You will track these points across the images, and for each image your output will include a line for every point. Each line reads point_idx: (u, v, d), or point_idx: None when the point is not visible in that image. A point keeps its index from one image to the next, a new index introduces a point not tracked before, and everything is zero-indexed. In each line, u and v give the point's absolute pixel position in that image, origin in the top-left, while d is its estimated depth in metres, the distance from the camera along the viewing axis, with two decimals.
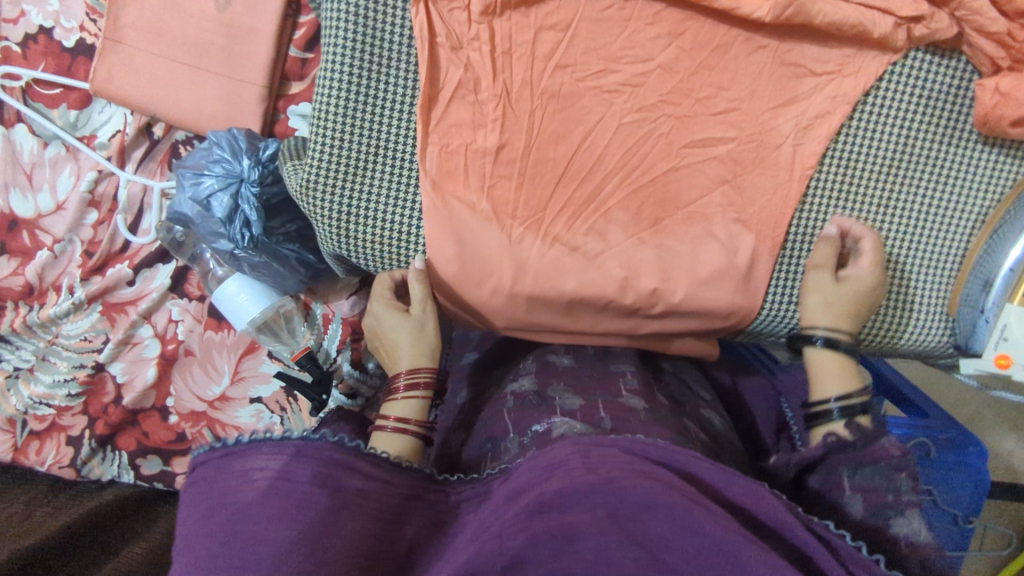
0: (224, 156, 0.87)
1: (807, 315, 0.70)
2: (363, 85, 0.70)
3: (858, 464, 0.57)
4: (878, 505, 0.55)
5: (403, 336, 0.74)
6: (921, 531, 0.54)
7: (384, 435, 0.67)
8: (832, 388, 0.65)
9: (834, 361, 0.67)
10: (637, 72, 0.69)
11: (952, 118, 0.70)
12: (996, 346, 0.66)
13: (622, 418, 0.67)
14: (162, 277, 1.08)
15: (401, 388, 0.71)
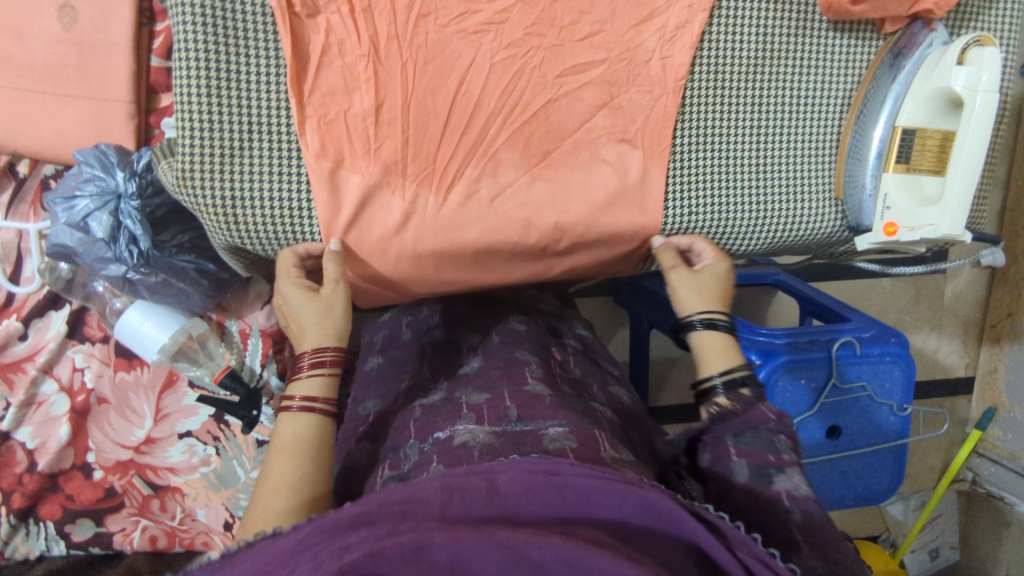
0: (95, 174, 0.81)
1: (682, 306, 0.74)
2: (224, 63, 0.66)
3: (740, 431, 0.64)
4: (759, 465, 0.61)
5: (311, 316, 0.70)
6: (800, 485, 0.60)
7: (290, 416, 0.66)
8: (715, 366, 0.69)
9: (717, 341, 0.71)
10: (498, 9, 0.69)
11: (801, 9, 0.74)
12: (883, 218, 0.73)
13: (527, 405, 0.71)
14: (57, 324, 1.01)
15: (307, 366, 0.69)
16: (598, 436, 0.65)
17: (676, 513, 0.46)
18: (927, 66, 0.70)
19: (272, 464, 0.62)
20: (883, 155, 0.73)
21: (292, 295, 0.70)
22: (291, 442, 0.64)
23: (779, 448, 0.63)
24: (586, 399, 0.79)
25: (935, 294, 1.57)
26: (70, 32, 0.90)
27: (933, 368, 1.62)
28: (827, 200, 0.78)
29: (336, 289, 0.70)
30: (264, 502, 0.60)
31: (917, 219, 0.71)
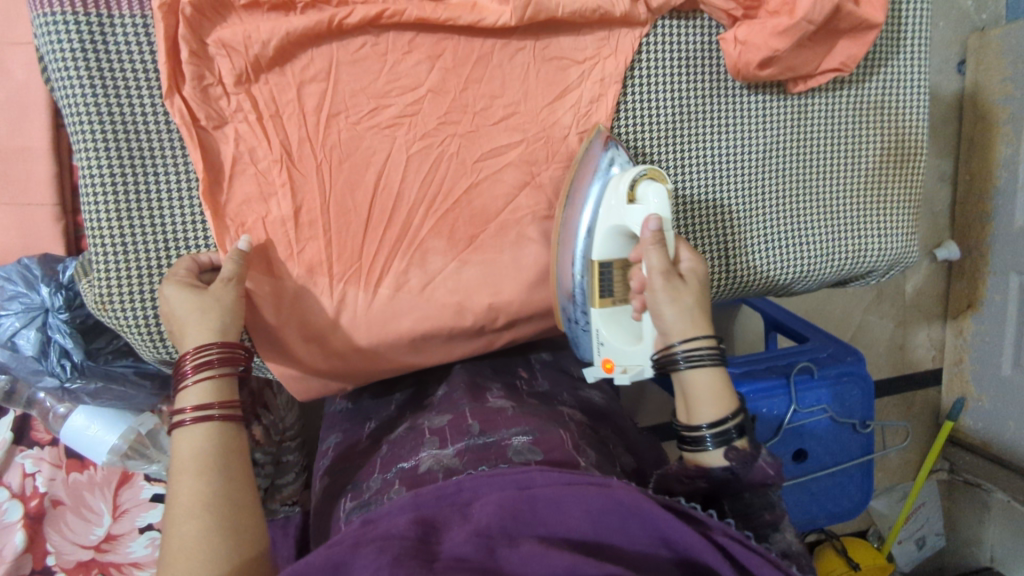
0: (19, 290, 0.79)
1: (661, 328, 0.63)
2: (134, 183, 0.65)
3: (739, 493, 0.58)
4: (757, 526, 0.57)
5: (187, 315, 0.62)
6: (793, 542, 0.57)
7: (186, 432, 0.59)
8: (706, 414, 0.59)
9: (709, 380, 0.60)
10: (410, 101, 0.69)
11: (712, 70, 0.75)
12: (601, 354, 0.71)
13: (489, 420, 0.73)
14: (3, 432, 0.99)
15: (190, 371, 0.61)
16: (564, 436, 0.68)
17: (645, 507, 0.47)
18: (612, 195, 0.68)
19: (179, 485, 0.56)
20: (588, 289, 0.71)
21: (174, 297, 0.63)
22: (193, 460, 0.58)
23: (776, 502, 0.58)
24: (552, 404, 0.80)
25: (896, 293, 1.57)
26: None
27: (901, 363, 1.62)
28: (756, 253, 0.80)
29: (225, 286, 0.64)
30: (178, 531, 0.54)
31: (629, 359, 0.68)
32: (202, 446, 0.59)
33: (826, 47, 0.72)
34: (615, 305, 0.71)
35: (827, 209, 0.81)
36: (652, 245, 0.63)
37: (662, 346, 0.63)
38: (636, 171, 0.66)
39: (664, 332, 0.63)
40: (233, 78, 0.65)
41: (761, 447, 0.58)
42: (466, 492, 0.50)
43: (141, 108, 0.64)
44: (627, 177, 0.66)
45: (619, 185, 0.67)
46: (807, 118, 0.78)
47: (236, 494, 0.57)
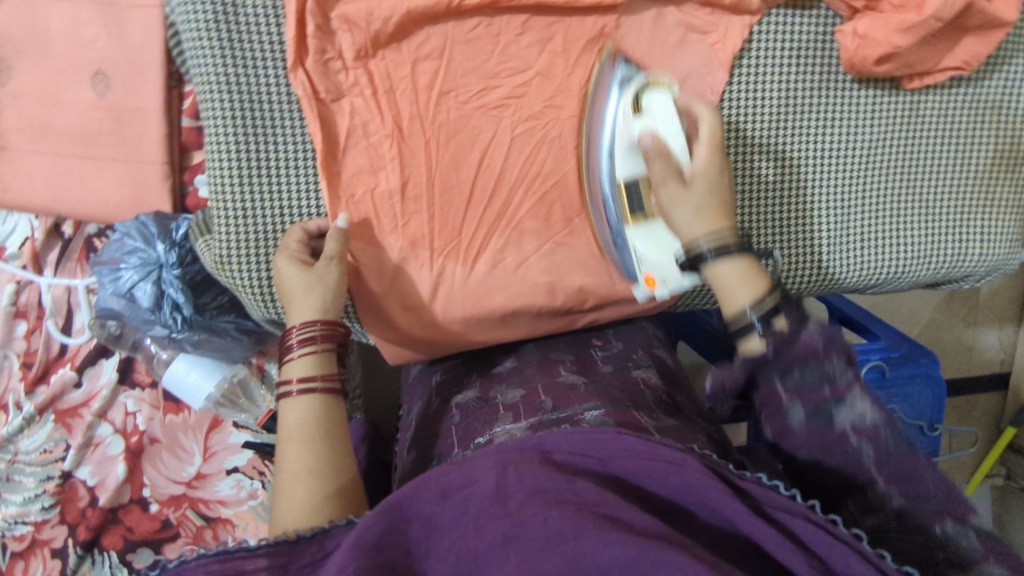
0: (138, 245, 0.85)
1: (683, 233, 0.61)
2: (256, 151, 0.69)
3: (788, 369, 0.53)
4: (816, 403, 0.52)
5: (295, 288, 0.66)
6: (867, 413, 0.50)
7: (293, 401, 0.64)
8: (742, 298, 0.56)
9: (737, 269, 0.58)
10: (517, 83, 0.71)
11: (824, 63, 0.74)
12: (641, 270, 0.70)
13: (562, 395, 0.73)
14: (109, 372, 1.07)
15: (296, 345, 0.66)
16: (638, 416, 0.68)
17: (714, 495, 0.44)
18: (620, 116, 0.66)
19: (287, 453, 0.61)
20: (619, 210, 0.68)
21: (285, 269, 0.67)
22: (297, 428, 0.63)
23: (839, 375, 0.51)
24: (626, 371, 0.81)
25: (970, 292, 1.52)
26: (104, 98, 0.92)
27: (965, 364, 1.57)
28: (853, 252, 0.79)
29: (330, 261, 0.67)
30: (285, 495, 0.59)
31: (669, 271, 0.68)
32: (311, 414, 0.63)
33: (948, 44, 0.70)
34: (648, 222, 0.66)
35: (929, 209, 0.80)
36: (653, 160, 0.61)
37: (687, 241, 0.60)
38: (639, 85, 0.65)
39: (686, 231, 0.61)
40: (353, 52, 0.68)
41: (799, 327, 0.53)
42: (546, 444, 0.50)
43: (264, 80, 0.67)
44: (628, 92, 0.65)
45: (624, 102, 0.65)
46: (919, 116, 0.77)
47: (338, 459, 0.61)
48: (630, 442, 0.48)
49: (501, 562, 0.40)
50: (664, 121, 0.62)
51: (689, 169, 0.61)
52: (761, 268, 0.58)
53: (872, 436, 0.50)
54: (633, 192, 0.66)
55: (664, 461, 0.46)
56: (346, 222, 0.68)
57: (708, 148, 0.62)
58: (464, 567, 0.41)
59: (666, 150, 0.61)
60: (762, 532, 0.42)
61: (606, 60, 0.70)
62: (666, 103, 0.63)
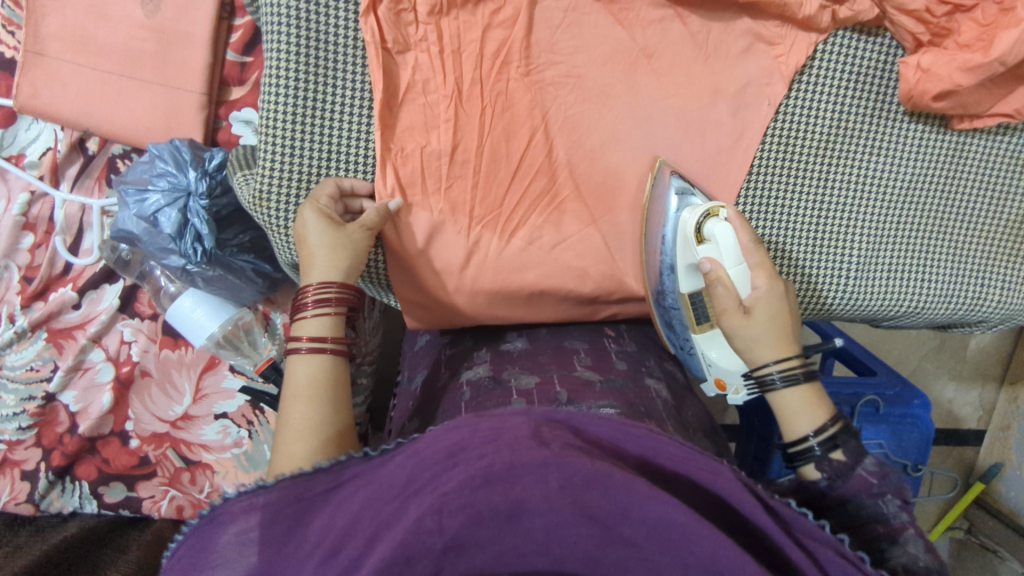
0: (168, 170, 0.84)
1: (746, 358, 0.63)
2: (313, 90, 0.68)
3: (843, 503, 0.55)
4: (869, 541, 0.53)
5: (321, 245, 0.66)
6: (921, 559, 0.51)
7: (301, 358, 0.64)
8: (804, 426, 0.59)
9: (799, 398, 0.60)
10: (578, 63, 0.72)
11: (880, 91, 0.75)
12: (712, 373, 0.73)
13: (577, 389, 0.71)
14: (111, 298, 1.04)
15: (311, 304, 0.65)
16: (654, 426, 0.67)
17: (747, 504, 0.44)
18: (682, 239, 0.72)
19: (290, 409, 0.61)
20: (685, 320, 0.74)
21: (313, 223, 0.66)
22: (306, 386, 0.62)
23: (892, 515, 0.53)
24: (641, 376, 0.78)
25: (958, 345, 1.55)
26: (152, 19, 0.91)
27: (943, 416, 1.59)
28: (879, 279, 0.80)
29: (362, 230, 0.67)
30: (286, 451, 0.59)
31: (738, 381, 0.70)
32: (319, 374, 0.63)
33: (1003, 91, 0.72)
34: (711, 329, 0.72)
35: (957, 251, 0.81)
36: (713, 286, 0.65)
37: (753, 366, 0.62)
38: (701, 213, 0.69)
39: (757, 360, 0.62)
40: (428, 7, 0.68)
41: (860, 458, 0.56)
42: (578, 422, 0.47)
43: (333, 20, 0.67)
44: (691, 221, 0.70)
45: (689, 221, 0.70)
46: (961, 157, 0.78)
47: (338, 424, 0.61)
48: (664, 444, 0.46)
49: (540, 482, 0.40)
50: (729, 254, 0.66)
51: (748, 296, 0.64)
52: (821, 392, 0.61)
53: (910, 544, 0.52)
54: (697, 304, 0.72)
55: (704, 469, 0.45)
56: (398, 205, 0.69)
57: (767, 274, 0.64)
58: (493, 478, 0.40)
59: (722, 274, 0.65)
60: (794, 553, 0.43)
61: (659, 171, 0.74)
62: (732, 236, 0.67)
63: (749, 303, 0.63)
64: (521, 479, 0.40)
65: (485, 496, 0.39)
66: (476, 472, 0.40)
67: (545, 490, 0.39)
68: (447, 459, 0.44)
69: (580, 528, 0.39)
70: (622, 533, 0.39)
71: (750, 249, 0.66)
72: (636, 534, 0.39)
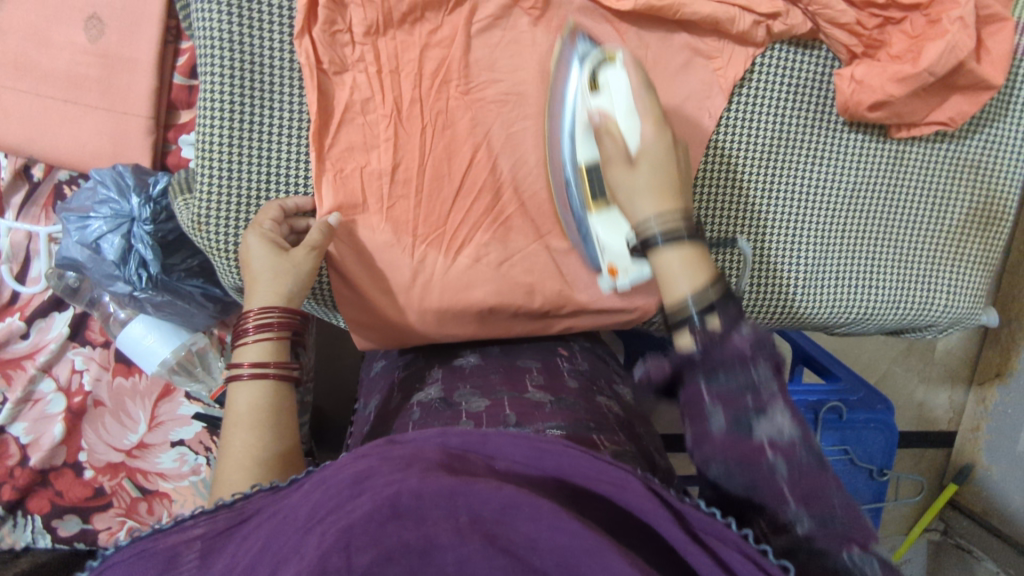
0: (111, 196, 0.82)
1: (633, 216, 0.61)
2: (249, 112, 0.68)
3: (714, 370, 0.51)
4: (737, 411, 0.50)
5: (263, 269, 0.65)
6: (785, 428, 0.49)
7: (242, 386, 0.63)
8: (684, 288, 0.55)
9: (682, 259, 0.57)
10: (518, 81, 0.72)
11: (819, 103, 0.76)
12: (605, 259, 0.71)
13: (526, 412, 0.71)
14: (60, 326, 1.02)
15: (252, 329, 0.64)
16: (597, 441, 0.66)
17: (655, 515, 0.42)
18: (580, 96, 0.66)
19: (231, 437, 0.59)
20: (582, 195, 0.69)
21: (255, 247, 0.65)
22: (247, 412, 0.61)
23: (761, 384, 0.50)
24: (591, 394, 0.78)
25: (926, 348, 1.56)
26: (95, 44, 0.90)
27: (914, 419, 1.60)
28: (826, 289, 0.81)
29: (306, 252, 0.66)
30: (227, 481, 0.57)
31: (625, 262, 0.69)
32: (261, 399, 0.62)
33: (937, 100, 0.73)
34: (608, 209, 0.67)
35: (903, 258, 0.82)
36: (601, 138, 0.62)
37: (638, 222, 0.60)
38: (597, 63, 0.64)
39: (639, 214, 0.60)
40: (364, 28, 0.68)
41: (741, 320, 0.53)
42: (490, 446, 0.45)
43: (267, 41, 0.67)
44: (587, 67, 0.65)
45: (583, 76, 0.65)
46: (903, 165, 0.80)
47: (282, 447, 0.60)
48: (575, 460, 0.44)
49: (450, 519, 0.38)
50: (620, 102, 0.62)
51: (636, 151, 0.61)
52: (707, 260, 0.57)
53: (788, 452, 0.48)
54: (592, 176, 0.67)
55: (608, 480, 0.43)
56: (337, 220, 0.69)
57: (655, 125, 0.61)
58: (402, 511, 0.38)
59: (609, 127, 0.62)
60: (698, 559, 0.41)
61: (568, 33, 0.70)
62: (624, 80, 0.63)
63: (635, 156, 0.60)
64: (431, 512, 0.38)
65: (393, 531, 0.37)
66: (383, 505, 0.38)
67: (454, 525, 0.38)
68: (354, 491, 0.41)
69: (491, 561, 0.37)
70: (531, 561, 0.38)
71: (641, 97, 0.62)
72: (545, 562, 0.38)
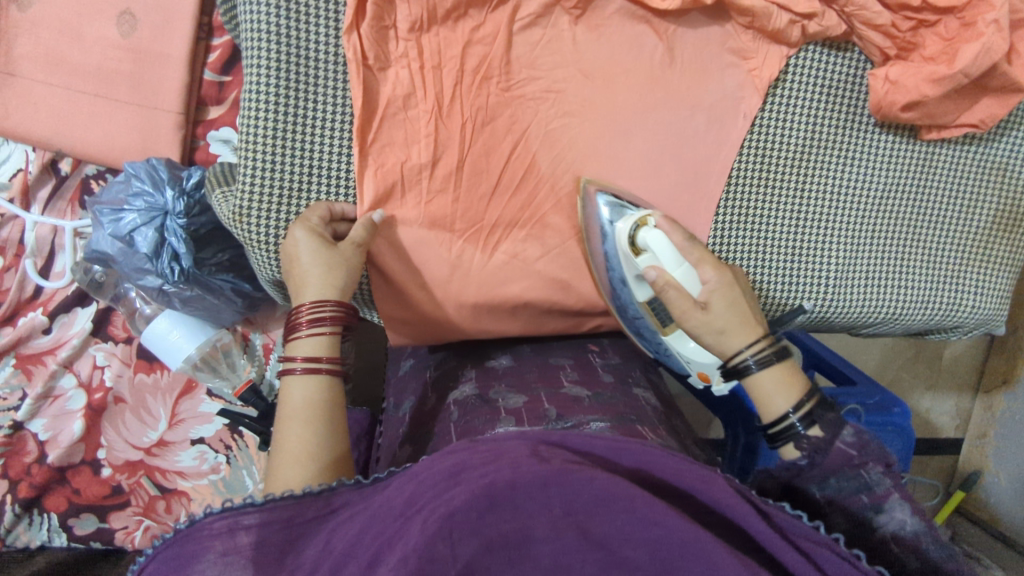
0: (145, 189, 0.83)
1: (720, 352, 0.63)
2: (293, 107, 0.68)
3: (825, 478, 0.55)
4: (855, 511, 0.53)
5: (314, 267, 0.65)
6: (908, 524, 0.51)
7: (296, 380, 0.62)
8: (782, 406, 0.59)
9: (776, 373, 0.60)
10: (558, 78, 0.73)
11: (852, 105, 0.77)
12: None
13: (566, 406, 0.71)
14: (83, 322, 1.02)
15: (304, 324, 0.64)
16: (643, 432, 0.67)
17: (743, 513, 0.45)
18: (618, 247, 0.72)
19: (287, 433, 0.59)
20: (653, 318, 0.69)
21: (303, 242, 0.65)
22: (303, 407, 0.61)
23: (874, 483, 0.53)
24: (627, 387, 0.79)
25: (933, 355, 1.58)
26: (127, 39, 0.91)
27: (921, 426, 1.62)
28: (859, 288, 0.81)
29: (354, 248, 0.67)
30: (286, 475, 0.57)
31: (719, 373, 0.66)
32: (317, 394, 0.62)
33: (968, 102, 0.74)
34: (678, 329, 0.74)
35: (931, 259, 0.83)
36: (666, 291, 0.63)
37: (728, 356, 0.62)
38: (630, 222, 0.70)
39: (729, 349, 0.62)
40: (408, 24, 0.69)
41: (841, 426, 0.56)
42: (569, 442, 0.49)
43: (313, 35, 0.67)
44: (621, 230, 0.71)
45: (624, 227, 0.70)
46: (931, 167, 0.81)
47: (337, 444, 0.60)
48: (658, 457, 0.48)
49: (546, 514, 0.42)
50: (666, 256, 0.67)
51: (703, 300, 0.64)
52: (798, 372, 0.61)
53: (912, 545, 0.50)
54: (656, 308, 0.74)
55: (694, 478, 0.46)
56: (382, 217, 0.70)
57: (712, 266, 0.66)
58: (497, 502, 0.42)
59: (671, 278, 0.64)
60: (788, 554, 0.44)
61: (586, 189, 0.75)
62: (664, 240, 0.68)
63: (704, 300, 0.64)
64: (526, 505, 0.42)
65: (493, 523, 0.42)
66: (480, 495, 0.42)
67: (548, 519, 0.42)
68: (447, 482, 0.45)
69: (585, 554, 0.42)
70: (623, 553, 0.41)
71: (687, 248, 0.67)
72: (639, 556, 0.41)
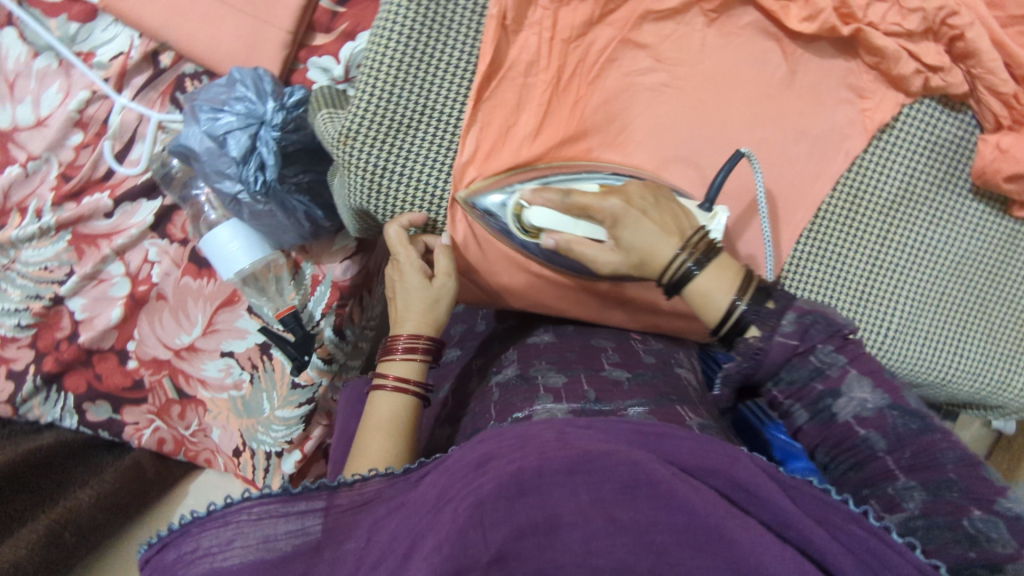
0: (247, 96, 0.86)
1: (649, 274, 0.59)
2: (424, 45, 0.71)
3: (776, 373, 0.56)
4: (812, 402, 0.55)
5: (416, 300, 0.70)
6: (868, 400, 0.53)
7: (384, 395, 0.66)
8: (722, 301, 0.56)
9: (709, 275, 0.56)
10: (678, 75, 0.74)
11: (952, 165, 0.78)
12: None
13: (605, 389, 0.70)
14: (145, 214, 1.02)
15: (400, 350, 0.68)
16: (683, 412, 0.65)
17: (768, 489, 0.45)
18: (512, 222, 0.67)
19: (368, 441, 0.62)
20: None
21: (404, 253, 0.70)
22: (382, 422, 0.64)
23: (828, 365, 0.55)
24: (670, 367, 0.78)
25: None
26: None
27: None
28: (918, 344, 0.81)
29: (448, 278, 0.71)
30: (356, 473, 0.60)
31: None
32: (397, 413, 0.65)
33: None
34: None
35: (994, 333, 0.84)
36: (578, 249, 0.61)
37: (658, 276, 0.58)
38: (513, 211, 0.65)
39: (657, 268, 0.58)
40: None
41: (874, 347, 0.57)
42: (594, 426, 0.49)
43: None
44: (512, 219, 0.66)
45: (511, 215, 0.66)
46: (1013, 243, 0.82)
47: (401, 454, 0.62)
48: (682, 440, 0.47)
49: (573, 497, 0.42)
50: (561, 221, 0.61)
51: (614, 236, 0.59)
52: (727, 260, 0.57)
53: (878, 422, 0.52)
54: None
55: (724, 455, 0.46)
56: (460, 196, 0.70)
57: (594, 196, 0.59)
58: (525, 490, 0.42)
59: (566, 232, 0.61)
60: (813, 533, 0.43)
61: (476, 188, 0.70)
62: (547, 210, 0.62)
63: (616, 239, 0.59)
64: (552, 491, 0.42)
65: (522, 509, 0.42)
66: (507, 483, 0.42)
67: (576, 504, 0.42)
68: (476, 469, 0.46)
69: (613, 538, 0.41)
70: (653, 539, 0.40)
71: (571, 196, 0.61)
72: (665, 539, 0.40)
